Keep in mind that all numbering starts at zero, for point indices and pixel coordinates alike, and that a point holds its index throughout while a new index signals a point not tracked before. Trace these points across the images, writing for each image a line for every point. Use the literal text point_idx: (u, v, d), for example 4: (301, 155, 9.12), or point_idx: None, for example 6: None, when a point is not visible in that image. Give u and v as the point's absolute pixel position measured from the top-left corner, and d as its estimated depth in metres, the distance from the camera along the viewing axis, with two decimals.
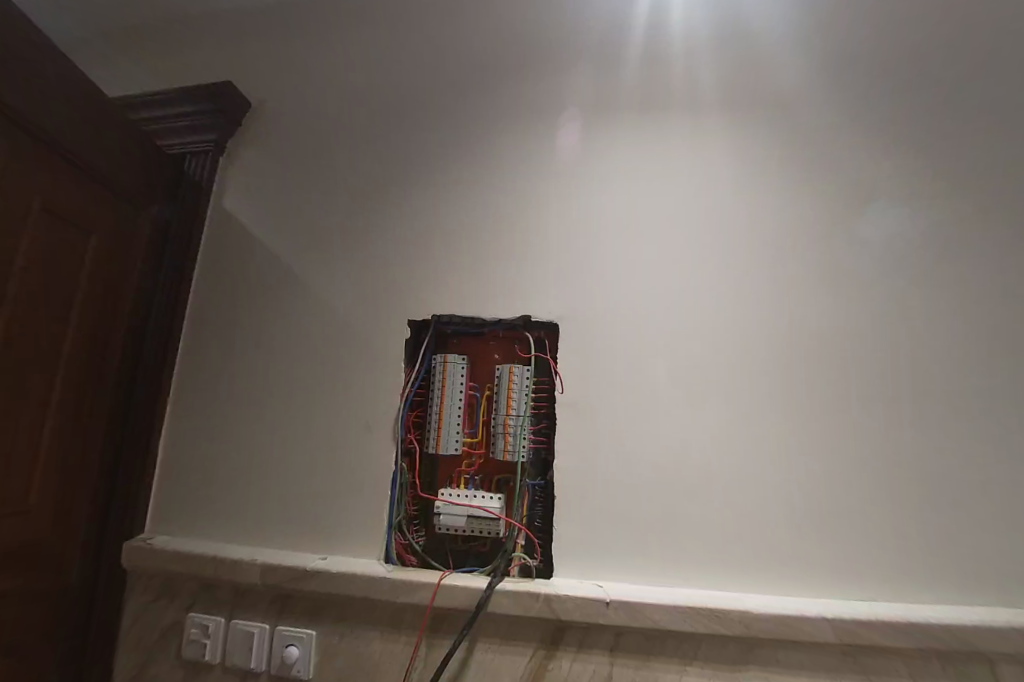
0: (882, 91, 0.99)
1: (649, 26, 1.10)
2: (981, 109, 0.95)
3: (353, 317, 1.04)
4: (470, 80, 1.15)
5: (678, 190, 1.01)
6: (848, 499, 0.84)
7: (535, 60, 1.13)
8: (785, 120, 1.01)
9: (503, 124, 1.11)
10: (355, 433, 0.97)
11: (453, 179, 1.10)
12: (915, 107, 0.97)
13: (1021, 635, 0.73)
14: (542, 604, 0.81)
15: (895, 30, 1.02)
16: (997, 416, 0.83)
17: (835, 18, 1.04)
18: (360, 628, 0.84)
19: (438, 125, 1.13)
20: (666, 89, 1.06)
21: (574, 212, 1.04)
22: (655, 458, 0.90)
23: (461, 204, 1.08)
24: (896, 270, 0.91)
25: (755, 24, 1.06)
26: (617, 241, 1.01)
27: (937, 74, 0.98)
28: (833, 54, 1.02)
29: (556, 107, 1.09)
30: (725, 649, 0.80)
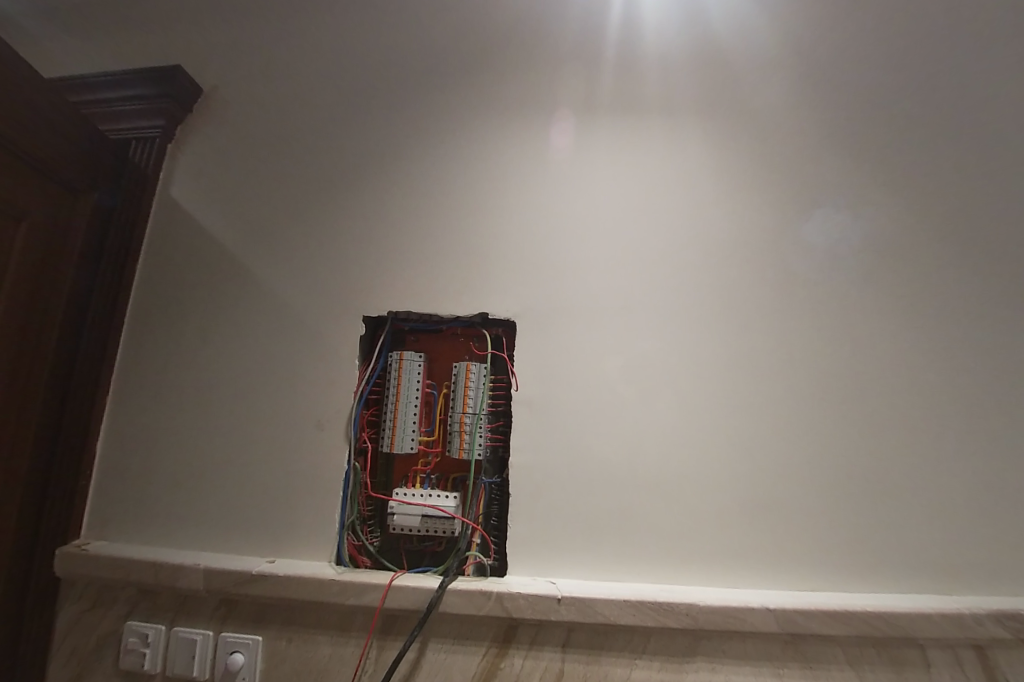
0: (835, 105, 1.05)
1: (623, 28, 1.10)
2: (915, 126, 1.04)
3: (307, 313, 1.01)
4: (445, 72, 1.11)
5: (644, 191, 1.03)
6: (789, 493, 0.89)
7: (510, 52, 1.11)
8: (749, 129, 1.04)
9: (470, 116, 1.08)
10: (310, 434, 0.96)
11: (417, 172, 1.06)
12: (860, 123, 1.04)
13: (940, 617, 0.80)
14: (493, 603, 0.81)
15: (849, 46, 1.08)
16: (910, 412, 0.92)
17: (798, 31, 1.09)
18: (315, 629, 0.87)
19: (402, 117, 1.09)
20: (641, 89, 1.07)
21: (540, 208, 1.03)
22: (608, 456, 0.91)
23: (427, 198, 1.05)
24: (833, 274, 0.98)
25: (724, 33, 1.09)
26: (583, 240, 1.01)
27: (881, 91, 1.06)
28: (794, 67, 1.07)
29: (530, 102, 1.08)
30: (675, 643, 0.81)
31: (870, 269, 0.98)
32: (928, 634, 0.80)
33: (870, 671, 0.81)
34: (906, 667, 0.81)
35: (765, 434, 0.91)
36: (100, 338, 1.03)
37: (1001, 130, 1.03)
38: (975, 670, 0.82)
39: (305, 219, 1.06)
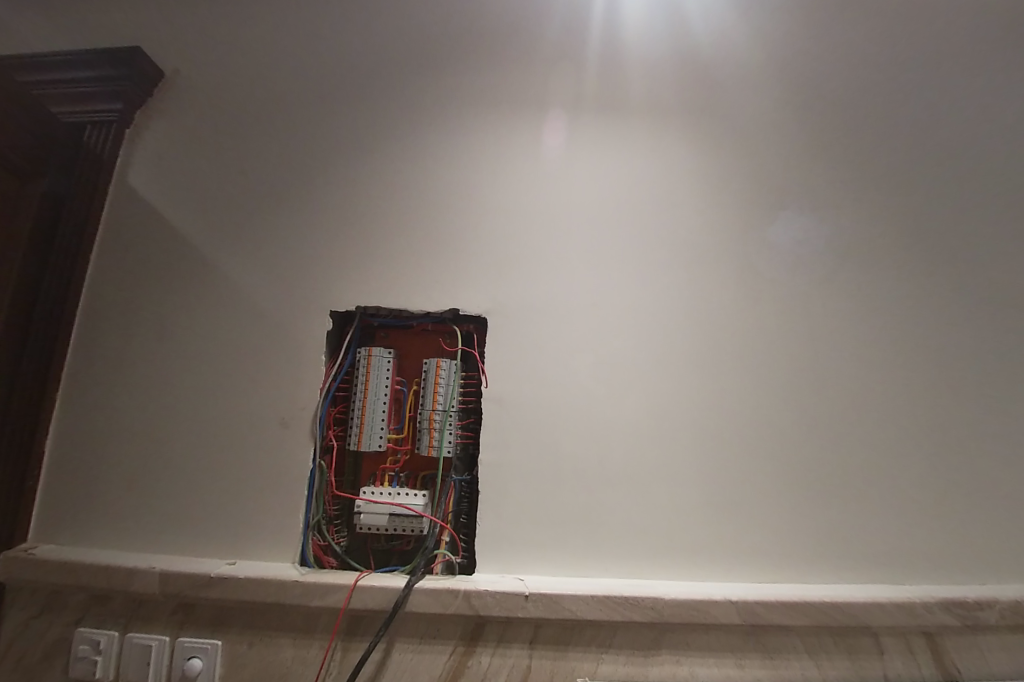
0: (803, 111, 1.08)
1: (606, 28, 1.10)
2: (878, 135, 1.08)
3: (271, 307, 0.98)
4: (424, 64, 1.09)
5: (620, 191, 1.03)
6: (752, 488, 0.91)
7: (494, 46, 1.09)
8: (725, 132, 1.06)
9: (449, 109, 1.06)
10: (274, 432, 0.94)
11: (391, 165, 1.04)
12: (827, 129, 1.07)
13: (892, 606, 0.84)
14: (460, 601, 0.80)
15: (819, 56, 1.11)
16: (867, 409, 0.96)
17: (773, 38, 1.11)
18: (277, 631, 0.84)
19: (376, 108, 1.07)
20: (623, 88, 1.08)
21: (517, 204, 1.02)
22: (577, 452, 0.91)
23: (401, 192, 1.03)
24: (799, 275, 1.00)
25: (704, 37, 1.11)
26: (557, 238, 1.01)
27: (847, 100, 1.09)
28: (770, 73, 1.10)
29: (513, 98, 1.07)
30: (641, 636, 0.82)
31: (834, 271, 1.01)
32: (881, 622, 0.83)
33: (827, 660, 0.84)
34: (861, 654, 0.84)
35: (730, 431, 0.93)
36: (49, 331, 0.98)
37: (953, 142, 1.08)
38: (924, 655, 0.85)
39: (272, 210, 1.03)
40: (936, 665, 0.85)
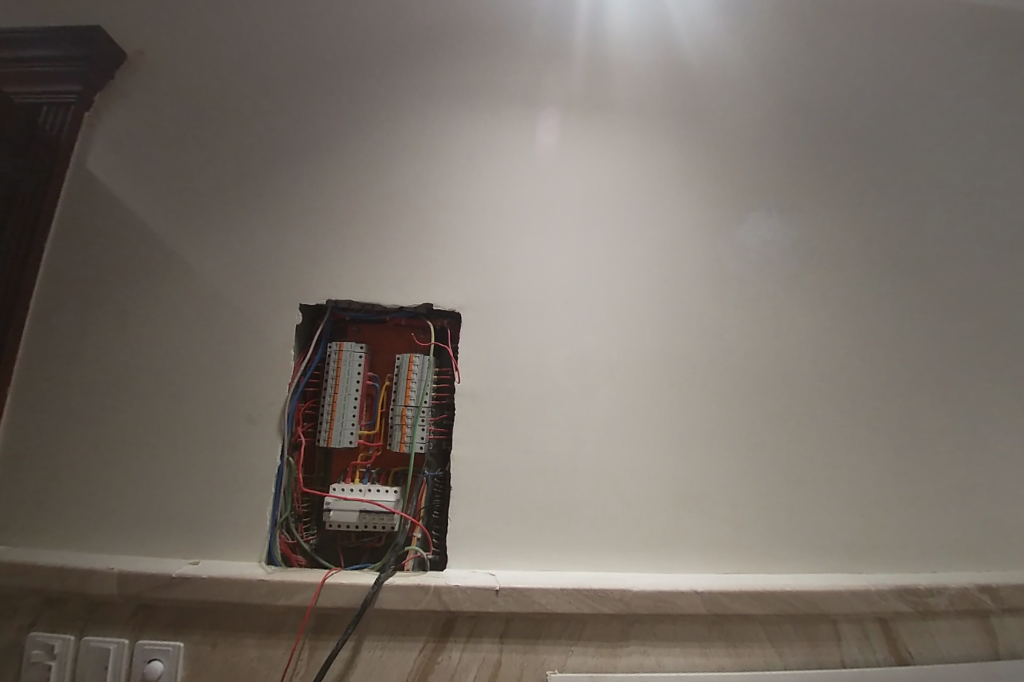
0: (776, 119, 1.12)
1: (592, 29, 1.11)
2: (842, 148, 1.13)
3: (239, 299, 0.96)
4: (409, 57, 1.07)
5: (601, 190, 1.04)
6: (720, 482, 0.93)
7: (482, 39, 1.08)
8: (705, 135, 1.08)
9: (431, 102, 1.05)
10: (240, 428, 0.91)
11: (371, 158, 1.02)
12: (796, 138, 1.12)
13: (850, 593, 0.87)
14: (431, 597, 0.80)
15: (790, 71, 1.16)
16: (830, 405, 0.99)
17: (751, 51, 1.15)
18: (242, 632, 0.82)
19: (355, 100, 1.05)
20: (609, 88, 1.08)
21: (497, 199, 1.02)
22: (549, 448, 0.92)
23: (379, 186, 1.01)
24: (767, 275, 1.03)
25: (687, 44, 1.13)
26: (536, 236, 1.01)
27: (815, 113, 1.14)
28: (747, 83, 1.13)
29: (499, 93, 1.06)
30: (610, 628, 0.84)
31: (801, 271, 1.04)
32: (839, 609, 0.86)
33: (788, 646, 0.86)
34: (820, 641, 0.87)
35: (700, 426, 0.95)
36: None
37: (901, 159, 1.16)
38: (879, 641, 0.89)
39: (239, 200, 1.00)
40: (890, 650, 0.89)
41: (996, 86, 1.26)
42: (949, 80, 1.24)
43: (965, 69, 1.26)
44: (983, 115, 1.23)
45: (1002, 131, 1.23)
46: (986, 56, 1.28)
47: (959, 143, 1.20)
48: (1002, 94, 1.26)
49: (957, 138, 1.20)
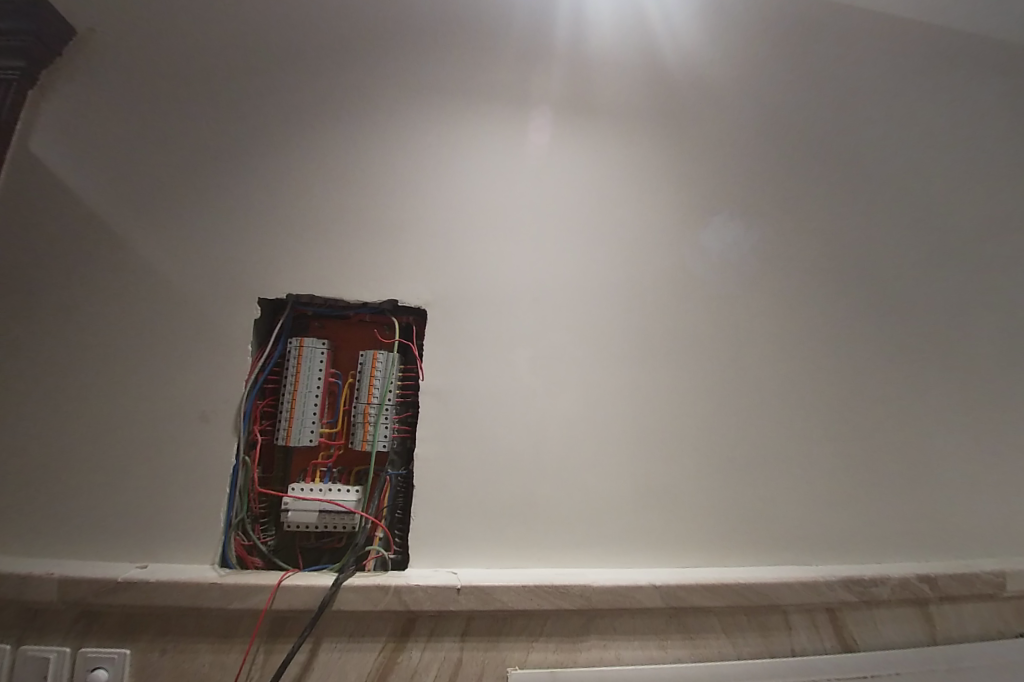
0: (746, 127, 1.16)
1: (573, 32, 1.12)
2: (805, 156, 1.18)
3: (194, 292, 0.92)
4: (391, 49, 1.05)
5: (577, 191, 1.04)
6: (681, 478, 0.95)
7: (464, 33, 1.08)
8: (680, 141, 1.11)
9: (405, 94, 1.03)
10: (193, 426, 0.88)
11: (345, 150, 1.00)
12: (763, 146, 1.15)
13: (800, 585, 0.90)
14: (391, 597, 0.79)
15: (760, 80, 1.20)
16: (785, 404, 1.03)
17: (726, 61, 1.19)
18: (193, 637, 0.80)
19: (329, 90, 1.02)
20: (590, 90, 1.10)
21: (472, 196, 1.01)
22: (515, 446, 0.92)
23: (352, 178, 0.99)
24: (730, 277, 1.06)
25: (665, 52, 1.16)
26: (510, 235, 1.00)
27: (783, 121, 1.18)
28: (722, 91, 1.17)
29: (479, 88, 1.05)
30: (570, 624, 0.84)
31: (761, 275, 1.08)
32: (790, 600, 0.89)
33: (740, 637, 0.89)
34: (771, 631, 0.90)
35: (664, 424, 0.97)
36: None
37: (857, 169, 1.21)
38: (826, 629, 0.93)
39: (196, 189, 0.96)
40: (836, 638, 0.93)
41: (945, 105, 1.33)
42: (903, 96, 1.30)
43: (917, 87, 1.32)
44: (933, 131, 1.30)
45: (949, 147, 1.30)
46: (937, 76, 1.35)
47: (911, 155, 1.26)
48: (950, 113, 1.33)
49: (911, 150, 1.26)
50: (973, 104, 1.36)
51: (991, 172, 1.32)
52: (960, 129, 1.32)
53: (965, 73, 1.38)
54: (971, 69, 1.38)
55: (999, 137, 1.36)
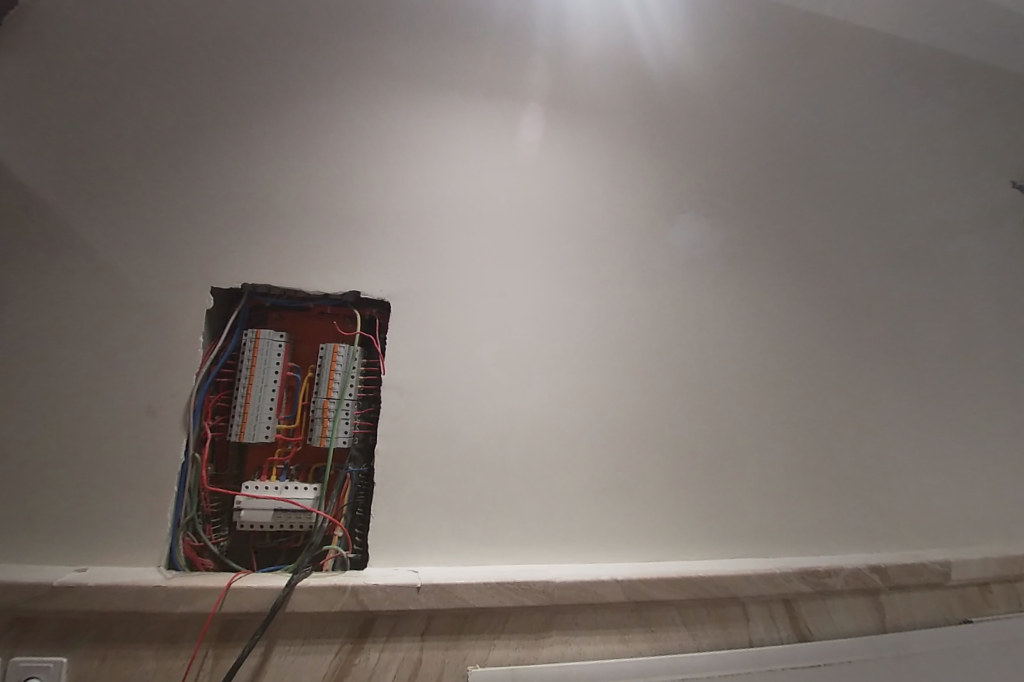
0: (720, 128, 1.17)
1: (556, 29, 1.12)
2: (774, 158, 1.20)
3: (141, 280, 0.87)
4: (371, 35, 1.02)
5: (553, 187, 1.03)
6: (647, 474, 0.96)
7: (444, 24, 1.05)
8: (657, 140, 1.12)
9: (378, 82, 1.00)
10: (138, 422, 0.83)
11: (316, 137, 0.96)
12: (736, 147, 1.17)
13: (758, 577, 0.92)
14: (348, 597, 0.77)
15: (734, 83, 1.22)
16: (748, 400, 1.05)
17: (705, 63, 1.20)
18: (135, 643, 0.75)
19: (298, 74, 0.98)
20: (571, 87, 1.09)
21: (445, 189, 0.99)
22: (480, 442, 0.91)
23: (322, 166, 0.95)
24: (696, 275, 1.07)
25: (646, 52, 1.17)
26: (485, 229, 0.99)
27: (754, 123, 1.20)
28: (699, 92, 1.18)
29: (457, 80, 1.03)
30: (532, 620, 0.84)
31: (729, 275, 1.09)
32: (747, 592, 0.91)
33: (700, 630, 0.90)
34: (730, 622, 0.92)
35: (631, 420, 0.97)
36: None
37: (822, 172, 1.24)
38: (782, 620, 0.95)
39: (147, 172, 0.90)
40: (792, 628, 0.95)
41: (905, 114, 1.38)
42: (867, 102, 1.34)
43: (881, 96, 1.36)
44: (894, 138, 1.34)
45: (908, 154, 1.35)
46: (898, 87, 1.39)
47: (873, 160, 1.30)
48: (910, 122, 1.38)
49: (872, 155, 1.30)
50: (931, 113, 1.41)
51: (945, 179, 1.38)
52: (918, 138, 1.37)
53: (924, 83, 1.43)
54: (930, 81, 1.44)
55: (954, 148, 1.41)
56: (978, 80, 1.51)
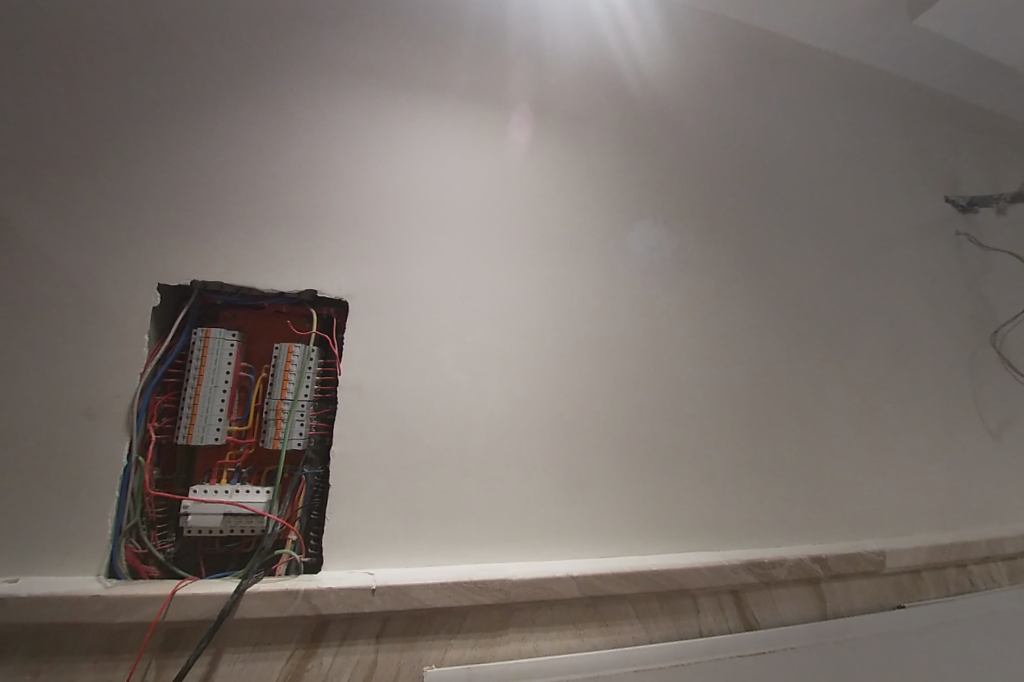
0: (684, 137, 1.22)
1: (536, 36, 1.14)
2: (732, 168, 1.25)
3: (82, 275, 0.83)
4: (352, 31, 1.01)
5: (523, 190, 1.05)
6: (604, 472, 0.99)
7: (418, 23, 1.05)
8: (626, 148, 1.15)
9: (346, 80, 0.99)
10: (76, 424, 0.79)
11: (286, 131, 0.95)
12: (698, 157, 1.22)
13: (708, 570, 0.96)
14: (300, 601, 0.75)
15: (699, 95, 1.27)
16: (701, 399, 1.09)
17: (673, 75, 1.25)
18: (71, 656, 0.72)
19: (265, 67, 0.96)
20: (546, 93, 1.11)
21: (423, 189, 0.99)
22: (439, 443, 0.91)
23: (289, 162, 0.94)
24: (655, 279, 1.11)
25: (619, 62, 1.20)
26: (455, 230, 0.99)
27: (716, 134, 1.26)
28: (667, 104, 1.22)
29: (432, 81, 1.04)
30: (489, 618, 0.85)
31: (686, 279, 1.13)
32: (697, 584, 0.95)
33: (653, 622, 0.93)
34: (681, 614, 0.95)
35: (590, 419, 1.00)
36: None
37: (775, 183, 1.30)
38: (730, 610, 0.99)
39: (90, 161, 0.86)
40: (739, 617, 1.00)
41: (852, 130, 1.46)
42: (817, 117, 1.41)
43: (830, 112, 1.44)
44: (841, 152, 1.42)
45: (853, 168, 1.43)
46: (846, 104, 1.48)
47: (821, 172, 1.38)
48: (856, 137, 1.46)
49: (821, 167, 1.38)
50: (875, 130, 1.50)
51: (886, 192, 1.47)
52: (863, 153, 1.46)
53: (869, 102, 1.52)
54: (875, 100, 1.53)
55: (895, 165, 1.51)
56: (917, 103, 1.62)
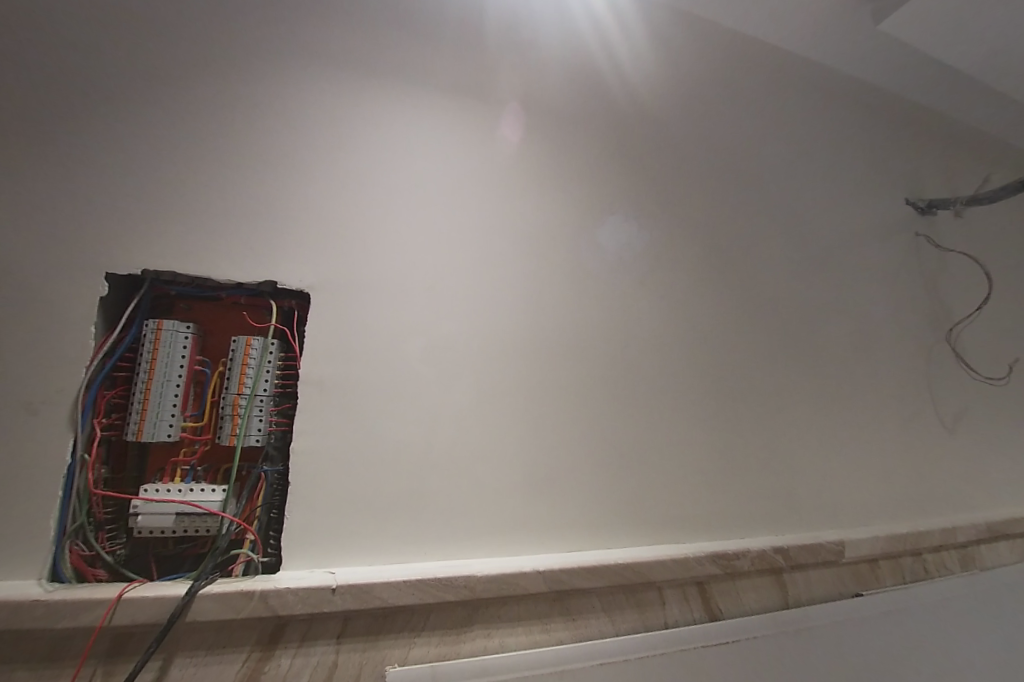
0: (659, 136, 1.23)
1: (518, 31, 1.13)
2: (704, 167, 1.27)
3: (22, 261, 0.78)
4: (326, 18, 0.98)
5: (495, 184, 1.04)
6: (571, 466, 0.99)
7: (394, 13, 1.03)
8: (603, 145, 1.15)
9: (318, 67, 0.96)
10: (16, 420, 0.75)
11: (257, 118, 0.92)
12: (671, 155, 1.23)
13: (673, 563, 0.97)
14: (256, 602, 0.73)
15: (674, 94, 1.28)
16: (669, 394, 1.10)
17: (650, 74, 1.26)
18: (6, 664, 0.68)
19: (232, 51, 0.92)
20: (524, 88, 1.10)
21: (399, 182, 0.97)
22: (405, 438, 0.89)
23: (256, 150, 0.91)
24: (625, 275, 1.11)
25: (599, 60, 1.21)
26: (427, 223, 0.98)
27: (689, 133, 1.27)
28: (643, 102, 1.23)
29: (409, 73, 1.02)
30: (454, 615, 0.84)
31: (656, 276, 1.14)
32: (663, 577, 0.96)
33: (619, 615, 0.94)
34: (647, 606, 0.96)
35: (558, 414, 1.00)
36: None
37: (745, 182, 1.32)
38: (695, 601, 1.01)
39: (31, 139, 0.80)
40: (704, 608, 1.01)
41: (820, 132, 1.50)
42: (787, 118, 1.44)
43: (799, 113, 1.47)
44: (808, 153, 1.45)
45: (820, 169, 1.47)
46: (815, 106, 1.51)
47: (789, 172, 1.41)
48: (823, 139, 1.50)
49: (789, 168, 1.41)
50: (842, 133, 1.54)
51: (851, 193, 1.51)
52: (829, 154, 1.50)
53: (837, 105, 1.56)
54: (841, 103, 1.58)
55: (859, 168, 1.55)
56: (881, 108, 1.67)
